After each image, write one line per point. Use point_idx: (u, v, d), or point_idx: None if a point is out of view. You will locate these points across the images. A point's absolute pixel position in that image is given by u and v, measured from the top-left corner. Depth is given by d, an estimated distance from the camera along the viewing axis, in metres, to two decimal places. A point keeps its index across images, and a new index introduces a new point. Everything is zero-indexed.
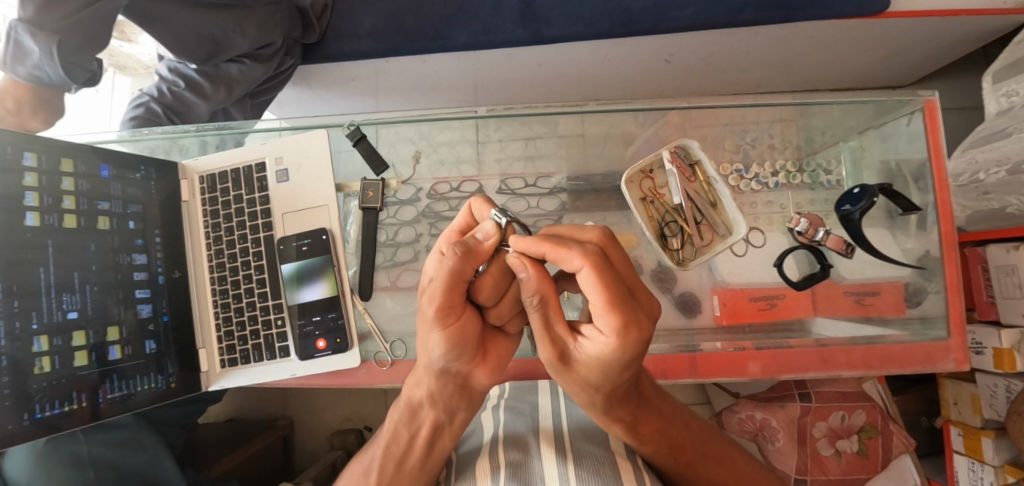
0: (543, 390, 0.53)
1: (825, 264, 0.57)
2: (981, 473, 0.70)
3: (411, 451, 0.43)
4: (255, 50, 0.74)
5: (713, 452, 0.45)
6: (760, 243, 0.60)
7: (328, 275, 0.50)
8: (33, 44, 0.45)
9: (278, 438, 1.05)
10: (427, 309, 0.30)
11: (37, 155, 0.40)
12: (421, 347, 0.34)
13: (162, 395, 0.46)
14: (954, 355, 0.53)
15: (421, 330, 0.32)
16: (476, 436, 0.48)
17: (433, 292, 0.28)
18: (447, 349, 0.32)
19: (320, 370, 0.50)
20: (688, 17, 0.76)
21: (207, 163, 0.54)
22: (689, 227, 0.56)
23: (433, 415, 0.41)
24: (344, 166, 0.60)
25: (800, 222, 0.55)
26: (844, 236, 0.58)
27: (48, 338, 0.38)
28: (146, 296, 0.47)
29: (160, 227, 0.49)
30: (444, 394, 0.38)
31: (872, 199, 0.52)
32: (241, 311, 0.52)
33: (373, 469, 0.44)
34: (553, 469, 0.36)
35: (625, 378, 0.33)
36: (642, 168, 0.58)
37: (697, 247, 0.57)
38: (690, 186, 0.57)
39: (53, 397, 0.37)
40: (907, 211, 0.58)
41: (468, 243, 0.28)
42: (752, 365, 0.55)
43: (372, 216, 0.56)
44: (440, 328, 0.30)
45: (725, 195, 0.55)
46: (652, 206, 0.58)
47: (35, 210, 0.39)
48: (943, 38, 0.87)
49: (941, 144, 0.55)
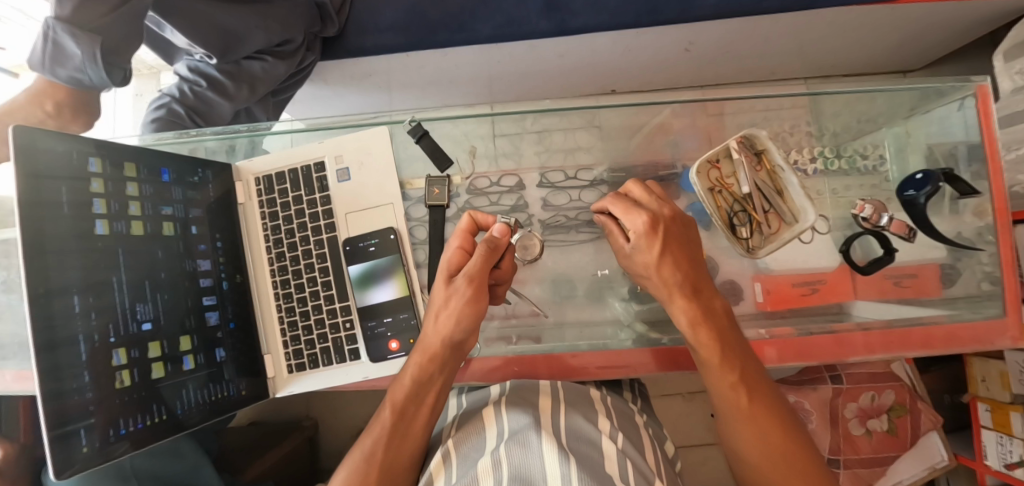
0: (545, 391, 0.48)
1: (889, 249, 0.55)
2: (1009, 446, 0.72)
3: (414, 423, 0.45)
4: (275, 47, 0.71)
5: (776, 405, 0.43)
6: (825, 230, 0.61)
7: (398, 274, 0.50)
8: (76, 47, 0.43)
9: (305, 441, 1.04)
10: (464, 286, 0.45)
11: (101, 160, 0.37)
12: (444, 320, 0.45)
13: (234, 402, 0.45)
14: (1012, 333, 0.54)
15: (453, 305, 0.45)
16: (476, 428, 0.45)
17: (473, 271, 0.45)
18: (464, 318, 0.45)
19: (390, 372, 0.49)
20: (712, 6, 0.77)
21: (262, 165, 0.53)
22: (758, 215, 0.54)
23: (441, 382, 0.47)
24: (408, 162, 0.58)
25: (865, 209, 0.54)
26: (906, 220, 0.58)
27: (126, 351, 0.36)
28: (213, 303, 0.45)
29: (219, 231, 0.48)
30: (452, 357, 0.46)
31: (937, 184, 0.52)
32: (308, 315, 0.51)
33: (378, 449, 0.43)
34: (557, 467, 0.33)
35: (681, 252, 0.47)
36: (710, 158, 0.56)
37: (766, 234, 0.56)
38: (758, 175, 0.55)
39: (135, 412, 0.35)
40: (966, 194, 0.56)
41: (494, 241, 0.45)
42: (768, 349, 0.56)
43: (440, 213, 0.55)
44: (468, 293, 0.44)
45: (794, 183, 0.53)
46: (720, 196, 0.56)
47: (104, 218, 0.37)
48: (958, 22, 0.88)
49: (996, 135, 0.55)
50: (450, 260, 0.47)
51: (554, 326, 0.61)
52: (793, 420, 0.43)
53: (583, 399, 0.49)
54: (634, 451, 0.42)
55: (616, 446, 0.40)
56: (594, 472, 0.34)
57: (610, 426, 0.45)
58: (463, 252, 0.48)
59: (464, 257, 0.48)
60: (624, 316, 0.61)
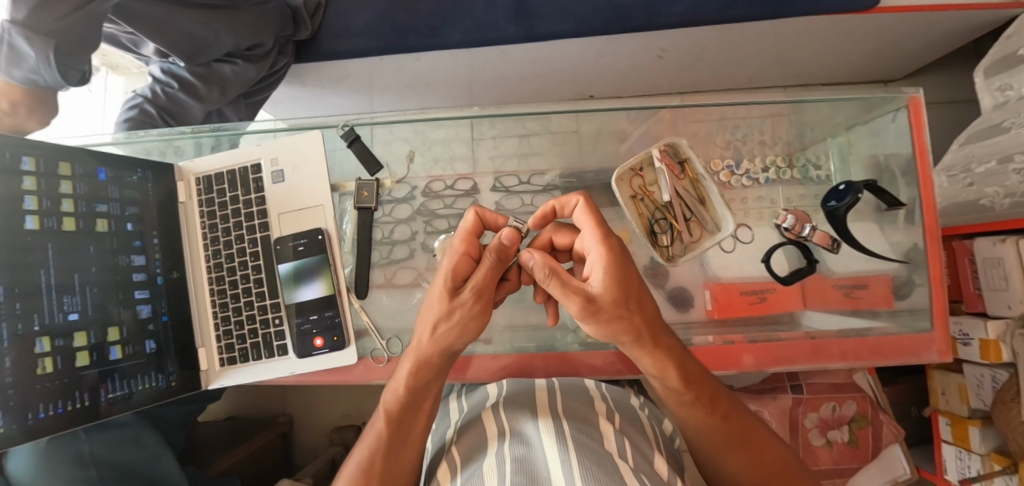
0: (542, 387, 0.45)
1: (810, 259, 0.58)
2: (967, 461, 0.73)
3: (413, 427, 0.43)
4: (245, 51, 0.73)
5: (744, 416, 0.43)
6: (748, 239, 0.61)
7: (326, 274, 0.53)
8: (27, 48, 0.45)
9: (279, 435, 1.05)
10: (471, 300, 0.39)
11: (35, 159, 0.42)
12: (445, 333, 0.40)
13: (164, 393, 0.49)
14: (938, 346, 0.54)
15: (456, 319, 0.40)
16: (477, 429, 0.40)
17: (481, 283, 0.39)
18: (466, 333, 0.40)
19: (319, 367, 0.52)
20: (680, 13, 0.75)
21: (203, 165, 0.56)
22: (678, 223, 0.57)
23: (436, 387, 0.43)
24: (340, 165, 0.61)
25: (787, 219, 0.56)
26: (831, 232, 0.59)
27: (50, 339, 0.40)
28: (145, 297, 0.49)
29: (157, 229, 0.52)
30: (447, 364, 0.43)
31: (856, 195, 0.53)
32: (240, 310, 0.54)
33: (376, 461, 0.41)
34: (558, 463, 0.29)
35: (646, 298, 0.38)
36: (633, 166, 0.58)
37: (687, 243, 0.58)
38: (680, 183, 0.57)
39: (55, 397, 0.39)
40: (893, 207, 0.58)
41: (502, 248, 0.39)
42: (746, 357, 0.55)
43: (368, 215, 0.58)
44: (473, 307, 0.39)
45: (714, 192, 0.57)
46: (642, 203, 0.58)
47: (35, 214, 0.41)
48: (935, 33, 0.87)
49: (926, 139, 0.55)
50: (455, 272, 0.40)
51: (502, 328, 0.60)
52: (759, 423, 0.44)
53: (582, 390, 0.46)
54: (636, 433, 0.40)
55: (614, 427, 0.38)
56: (601, 462, 0.29)
57: (609, 409, 0.43)
58: (468, 260, 0.41)
59: (471, 265, 0.42)
60: (570, 322, 0.59)
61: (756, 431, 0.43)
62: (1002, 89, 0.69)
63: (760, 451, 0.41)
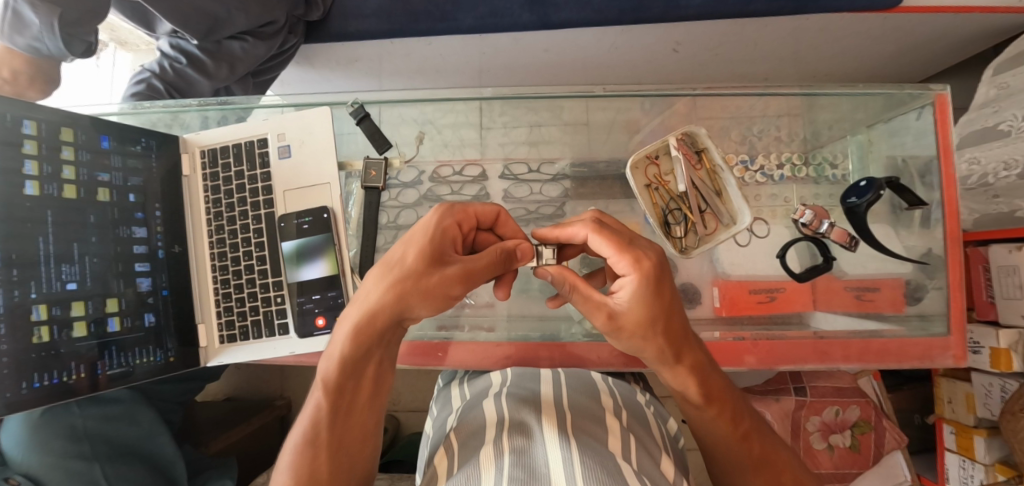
0: (547, 379, 0.44)
1: (829, 256, 0.55)
2: (971, 470, 0.72)
3: (357, 397, 0.39)
4: (256, 28, 0.71)
5: (765, 434, 0.41)
6: (763, 233, 0.60)
7: (328, 253, 0.51)
8: (34, 16, 0.44)
9: (276, 419, 1.05)
10: (455, 276, 0.36)
11: (37, 123, 0.41)
12: (403, 295, 0.35)
13: (161, 368, 0.48)
14: (953, 351, 0.52)
15: (425, 284, 0.35)
16: (481, 416, 0.39)
17: (477, 265, 0.37)
18: (429, 310, 0.37)
19: (318, 348, 0.51)
20: (698, 5, 0.74)
21: (207, 138, 0.55)
22: (693, 214, 0.55)
23: (380, 355, 0.38)
24: (348, 145, 0.61)
25: (805, 214, 0.54)
26: (849, 230, 0.58)
27: (47, 308, 0.40)
28: (145, 270, 0.49)
29: (160, 200, 0.51)
30: (394, 332, 0.38)
31: (878, 192, 0.51)
32: (241, 288, 0.53)
33: (322, 428, 0.38)
34: (560, 458, 0.28)
35: (677, 313, 0.36)
36: (649, 154, 0.57)
37: (701, 234, 0.56)
38: (696, 173, 0.56)
39: (51, 367, 0.39)
40: (913, 207, 0.56)
41: (507, 251, 0.39)
42: (748, 357, 0.54)
43: (375, 195, 0.57)
44: (450, 282, 0.36)
45: (731, 185, 0.55)
46: (656, 192, 0.57)
47: (35, 179, 0.41)
48: (959, 36, 0.85)
49: (952, 140, 0.54)
50: (443, 234, 0.37)
51: (507, 317, 0.60)
52: (779, 444, 0.42)
53: (587, 384, 0.45)
54: (639, 430, 0.39)
55: (620, 424, 0.37)
56: (602, 460, 0.28)
57: (615, 405, 0.42)
58: (456, 226, 0.39)
59: (457, 235, 0.40)
60: (575, 312, 0.58)
61: (777, 452, 0.40)
62: (999, 86, 0.71)
63: (781, 475, 0.39)
